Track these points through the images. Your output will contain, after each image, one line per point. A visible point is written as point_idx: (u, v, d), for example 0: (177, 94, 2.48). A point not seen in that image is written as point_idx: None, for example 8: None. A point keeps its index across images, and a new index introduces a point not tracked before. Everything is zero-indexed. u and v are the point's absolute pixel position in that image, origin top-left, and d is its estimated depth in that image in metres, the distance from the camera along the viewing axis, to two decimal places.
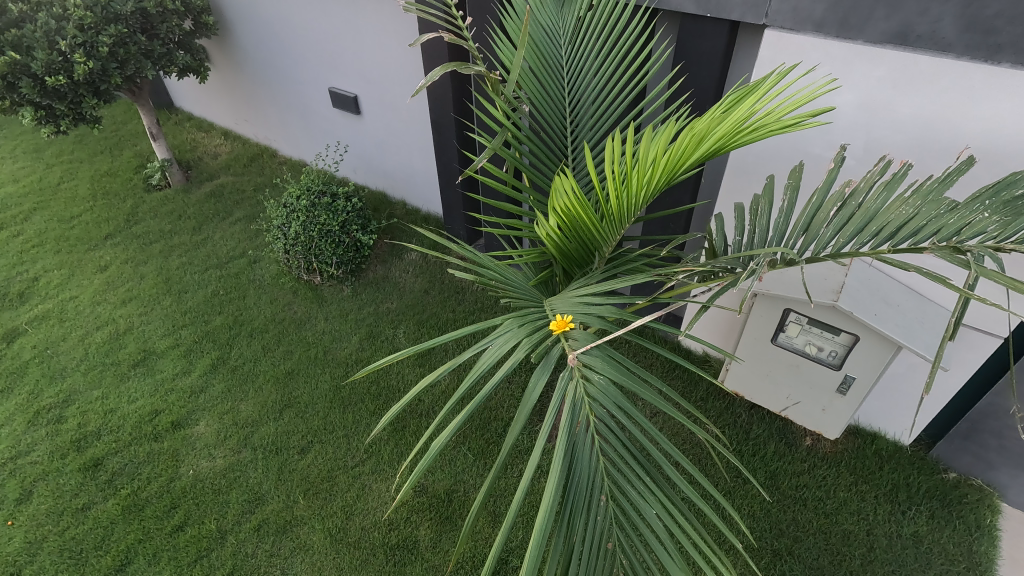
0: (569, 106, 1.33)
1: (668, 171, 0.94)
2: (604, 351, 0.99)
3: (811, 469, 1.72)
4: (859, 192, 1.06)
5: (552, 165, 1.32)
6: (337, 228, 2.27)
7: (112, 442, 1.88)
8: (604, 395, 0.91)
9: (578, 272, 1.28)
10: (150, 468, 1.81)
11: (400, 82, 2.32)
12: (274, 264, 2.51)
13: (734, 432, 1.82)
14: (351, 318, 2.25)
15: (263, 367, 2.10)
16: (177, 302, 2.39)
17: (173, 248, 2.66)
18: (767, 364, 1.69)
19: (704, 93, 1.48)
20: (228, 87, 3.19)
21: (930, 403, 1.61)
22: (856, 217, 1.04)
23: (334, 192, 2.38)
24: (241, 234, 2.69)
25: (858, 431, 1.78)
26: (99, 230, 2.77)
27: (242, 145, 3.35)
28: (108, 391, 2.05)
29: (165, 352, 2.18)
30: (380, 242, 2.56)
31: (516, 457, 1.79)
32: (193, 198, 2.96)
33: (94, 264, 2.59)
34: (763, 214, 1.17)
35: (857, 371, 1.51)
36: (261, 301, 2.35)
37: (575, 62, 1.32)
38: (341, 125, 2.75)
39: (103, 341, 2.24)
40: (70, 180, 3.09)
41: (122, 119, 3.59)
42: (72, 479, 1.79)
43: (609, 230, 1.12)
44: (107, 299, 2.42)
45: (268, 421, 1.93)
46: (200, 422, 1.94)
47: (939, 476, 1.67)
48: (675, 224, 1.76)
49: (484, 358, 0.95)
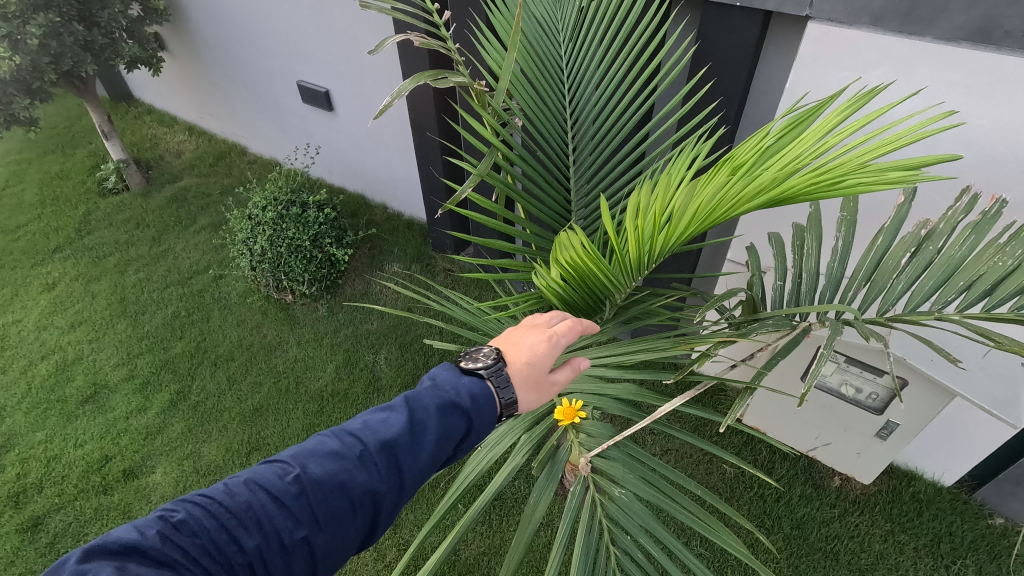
0: (570, 117, 1.09)
1: (706, 222, 0.73)
2: (625, 449, 0.78)
3: (842, 515, 1.54)
4: (939, 235, 0.84)
5: (550, 189, 1.08)
6: (308, 242, 2.03)
7: (54, 496, 1.67)
8: (628, 518, 0.70)
9: (583, 321, 1.05)
10: (98, 528, 1.60)
11: (374, 76, 2.05)
12: (241, 280, 2.27)
13: (755, 472, 1.63)
14: (327, 343, 2.02)
15: (228, 402, 1.88)
16: (132, 326, 2.15)
17: (130, 262, 2.40)
18: (795, 402, 1.50)
19: (731, 96, 1.24)
20: (189, 78, 2.89)
21: (978, 449, 1.41)
22: (935, 267, 0.82)
23: (304, 201, 2.13)
24: (205, 245, 2.44)
25: (893, 470, 1.60)
26: (47, 242, 2.51)
27: (208, 143, 3.07)
28: (53, 433, 1.83)
29: (118, 385, 1.95)
30: (358, 253, 2.31)
31: (513, 506, 1.59)
32: (153, 203, 2.70)
33: (41, 282, 2.34)
34: (812, 253, 0.96)
35: (901, 419, 1.32)
36: (226, 323, 2.12)
37: (576, 69, 1.09)
38: (313, 123, 2.48)
39: (48, 373, 2.01)
40: (17, 185, 2.81)
41: (76, 113, 3.29)
42: (9, 542, 1.58)
43: (622, 281, 0.90)
44: (54, 323, 2.18)
45: (232, 468, 1.71)
46: (156, 469, 1.73)
47: (984, 524, 1.49)
48: (685, 264, 1.51)
49: (473, 466, 0.76)
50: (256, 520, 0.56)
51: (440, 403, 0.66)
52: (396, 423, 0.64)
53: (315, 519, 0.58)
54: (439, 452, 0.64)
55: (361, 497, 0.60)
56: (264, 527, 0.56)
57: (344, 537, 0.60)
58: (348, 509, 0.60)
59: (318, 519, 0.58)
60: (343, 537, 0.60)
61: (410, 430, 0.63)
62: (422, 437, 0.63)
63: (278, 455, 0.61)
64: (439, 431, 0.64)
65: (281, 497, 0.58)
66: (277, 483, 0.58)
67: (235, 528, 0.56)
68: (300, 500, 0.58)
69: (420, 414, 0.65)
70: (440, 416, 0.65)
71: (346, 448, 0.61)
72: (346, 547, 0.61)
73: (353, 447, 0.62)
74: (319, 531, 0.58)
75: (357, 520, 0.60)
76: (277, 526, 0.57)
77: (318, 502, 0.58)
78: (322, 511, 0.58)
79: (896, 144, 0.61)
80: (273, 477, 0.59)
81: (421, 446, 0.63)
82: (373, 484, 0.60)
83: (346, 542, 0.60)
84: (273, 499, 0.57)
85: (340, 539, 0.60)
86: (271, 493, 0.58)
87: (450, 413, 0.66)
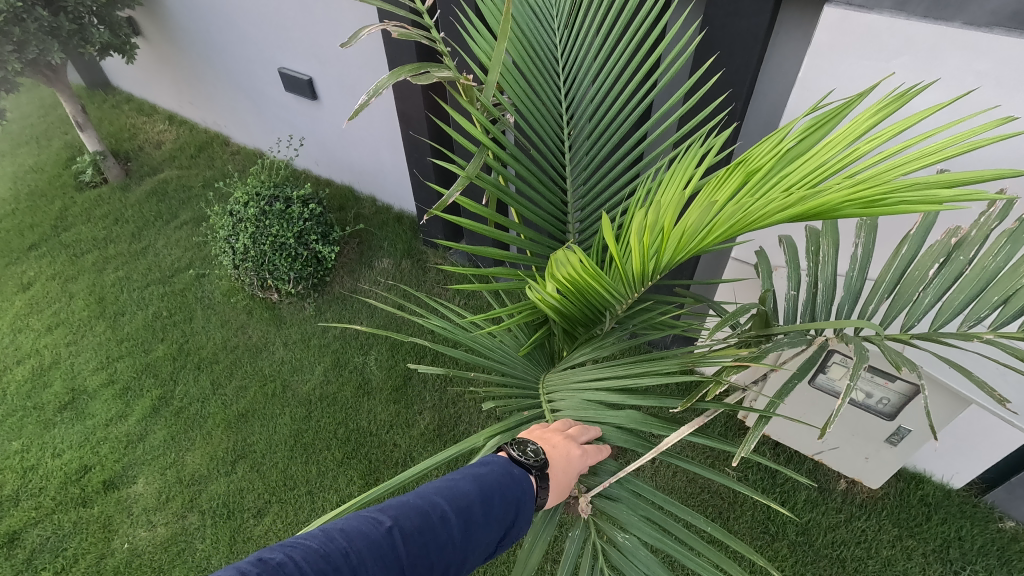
0: (566, 113, 1.01)
1: (719, 236, 0.66)
2: (630, 484, 0.71)
3: (848, 521, 1.49)
4: (970, 242, 0.77)
5: (545, 191, 1.00)
6: (292, 239, 1.94)
7: (31, 509, 1.61)
8: (631, 564, 0.64)
9: (581, 333, 0.97)
10: (78, 543, 1.54)
11: (358, 64, 1.95)
12: (225, 278, 2.18)
13: (759, 477, 1.58)
14: (315, 344, 1.94)
15: (213, 407, 1.81)
16: (112, 327, 2.06)
17: (108, 260, 2.31)
18: (800, 405, 1.45)
19: (740, 87, 1.15)
20: (166, 65, 2.77)
21: (991, 451, 1.36)
22: (967, 279, 0.75)
23: (288, 195, 2.04)
24: (187, 241, 2.35)
25: (901, 473, 1.55)
26: (22, 240, 2.41)
27: (189, 132, 2.95)
28: (30, 443, 1.76)
29: (97, 391, 1.88)
30: (346, 249, 2.23)
31: None
32: (132, 197, 2.59)
33: (16, 282, 2.24)
34: (829, 259, 0.88)
35: (912, 424, 1.27)
36: (210, 324, 2.04)
37: (572, 61, 1.00)
38: (296, 112, 2.38)
39: (24, 379, 1.93)
40: None
41: None
42: None
43: (623, 293, 0.83)
44: (30, 325, 2.09)
45: (217, 477, 1.65)
46: (138, 479, 1.66)
47: (994, 527, 1.45)
48: (684, 271, 1.44)
49: None
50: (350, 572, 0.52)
51: (512, 476, 0.66)
52: (474, 489, 0.63)
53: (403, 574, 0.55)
54: (506, 525, 0.64)
55: (439, 564, 0.58)
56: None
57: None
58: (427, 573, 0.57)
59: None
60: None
61: (485, 500, 0.63)
62: (494, 506, 0.63)
63: (365, 506, 0.58)
64: (509, 504, 0.64)
65: (371, 551, 0.54)
66: (369, 533, 0.55)
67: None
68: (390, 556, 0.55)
69: (494, 484, 0.64)
70: (512, 488, 0.65)
71: (431, 506, 0.59)
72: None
73: (437, 504, 0.60)
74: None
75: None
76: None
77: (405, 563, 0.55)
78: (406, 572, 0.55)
79: (941, 153, 0.53)
80: (366, 526, 0.55)
81: (494, 515, 0.63)
82: (454, 547, 0.59)
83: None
84: (365, 552, 0.54)
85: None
86: (363, 543, 0.54)
87: (521, 485, 0.66)
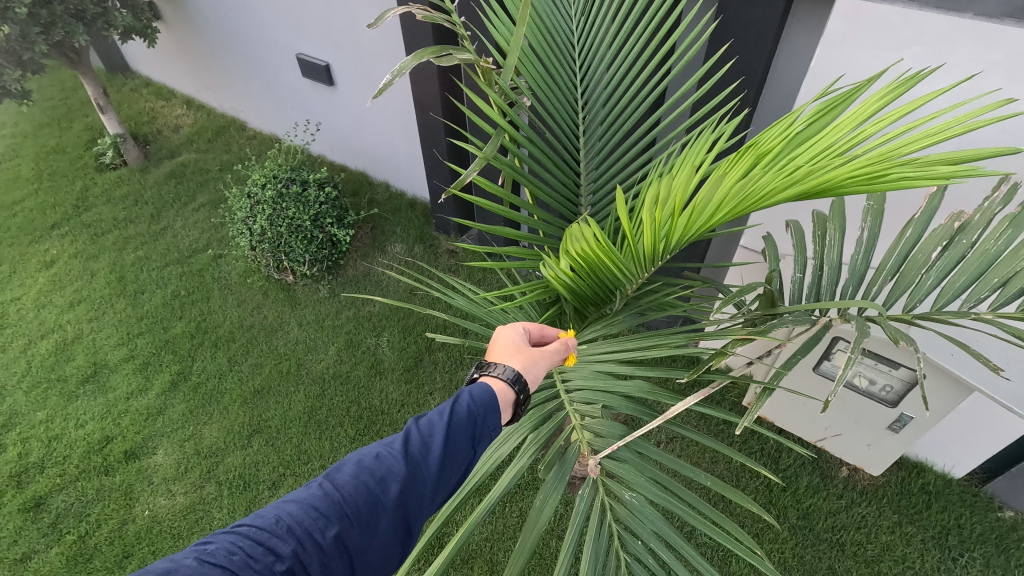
0: (581, 97, 1.04)
1: (728, 214, 0.69)
2: (636, 450, 0.75)
3: (848, 506, 1.51)
4: (973, 228, 0.80)
5: (559, 173, 1.03)
6: (308, 222, 1.98)
7: (56, 476, 1.67)
8: (638, 521, 0.68)
9: (591, 312, 1.01)
10: (100, 509, 1.60)
11: (375, 50, 1.97)
12: (241, 259, 2.23)
13: (761, 463, 1.60)
14: (329, 325, 1.99)
15: (229, 384, 1.86)
16: (132, 305, 2.12)
17: (128, 240, 2.36)
18: (804, 392, 1.48)
19: (753, 75, 1.17)
20: (185, 50, 2.81)
21: (992, 441, 1.38)
22: (970, 262, 0.78)
23: (304, 179, 2.08)
24: (204, 223, 2.40)
25: (902, 462, 1.57)
26: (45, 218, 2.47)
27: (206, 117, 3.00)
28: (54, 413, 1.82)
29: (118, 366, 1.93)
30: (360, 233, 2.27)
31: (516, 493, 1.57)
32: (151, 178, 2.64)
33: (39, 259, 2.30)
34: (835, 245, 0.91)
35: (915, 411, 1.29)
36: (227, 303, 2.09)
37: (588, 47, 1.03)
38: (312, 97, 2.41)
39: (48, 352, 1.99)
40: (13, 159, 2.77)
41: (71, 85, 3.21)
42: (11, 523, 1.59)
43: (635, 273, 0.85)
44: (53, 301, 2.15)
45: (234, 450, 1.70)
46: (157, 451, 1.72)
47: (993, 516, 1.47)
48: (693, 255, 1.46)
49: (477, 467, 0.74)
50: (288, 532, 0.56)
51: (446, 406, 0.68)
52: (409, 431, 0.66)
53: (345, 515, 0.58)
54: (451, 454, 0.66)
55: (384, 496, 0.61)
56: (295, 539, 0.56)
57: (370, 552, 0.59)
58: (375, 513, 0.60)
59: (345, 525, 0.58)
60: (371, 553, 0.60)
61: (421, 437, 0.66)
62: (431, 438, 0.65)
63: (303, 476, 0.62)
64: (447, 433, 0.66)
65: (306, 509, 0.58)
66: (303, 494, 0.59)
67: (270, 543, 0.55)
68: (325, 507, 0.58)
69: (428, 420, 0.67)
70: (447, 417, 0.67)
71: (364, 455, 0.63)
72: (377, 566, 0.61)
73: (369, 453, 0.63)
74: (347, 542, 0.58)
75: (385, 529, 0.60)
76: (304, 536, 0.56)
77: (344, 507, 0.59)
78: (348, 516, 0.58)
79: (944, 134, 0.55)
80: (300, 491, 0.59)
81: (432, 446, 0.65)
82: (395, 482, 0.62)
83: (373, 559, 0.60)
84: (299, 512, 0.57)
85: (369, 553, 0.59)
86: (299, 503, 0.58)
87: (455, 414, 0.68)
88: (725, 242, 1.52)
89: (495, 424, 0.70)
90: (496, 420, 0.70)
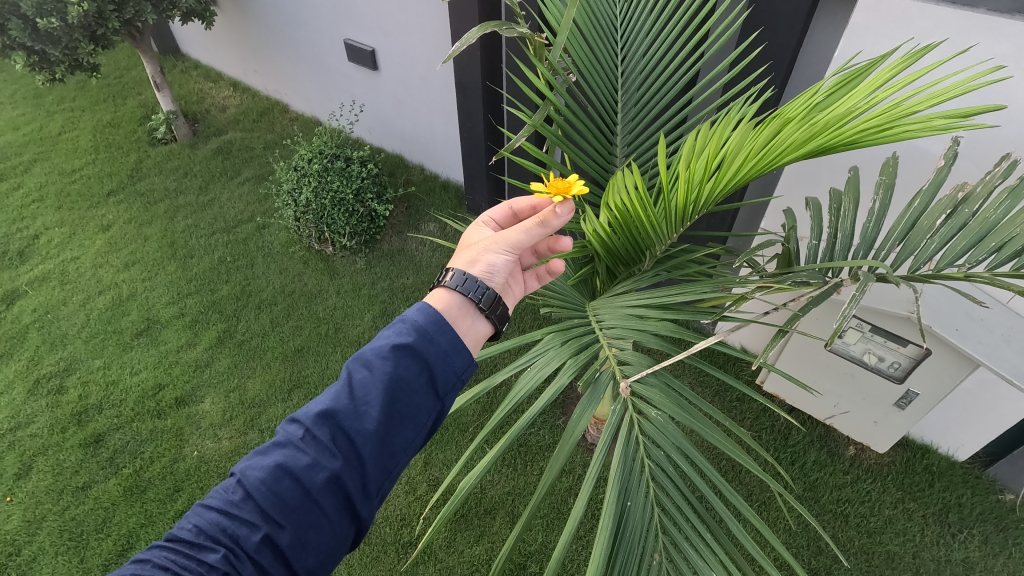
0: (620, 76, 1.14)
1: (753, 167, 0.79)
2: (662, 378, 0.86)
3: (854, 482, 1.58)
4: (975, 198, 0.86)
5: (597, 145, 1.14)
6: (351, 195, 2.11)
7: (113, 417, 1.82)
8: (662, 435, 0.79)
9: (623, 271, 1.11)
10: (153, 447, 1.75)
11: (420, 37, 2.09)
12: (284, 231, 2.36)
13: (771, 438, 1.68)
14: (365, 293, 2.10)
15: (272, 342, 1.98)
16: (182, 268, 2.26)
17: (178, 209, 2.52)
18: (818, 369, 1.55)
19: (779, 64, 1.27)
20: (236, 35, 2.97)
21: (994, 423, 1.44)
22: (970, 228, 0.84)
23: (348, 156, 2.22)
24: (249, 196, 2.54)
25: (908, 443, 1.63)
26: (101, 186, 2.64)
27: (251, 99, 3.15)
28: (111, 361, 1.97)
29: (170, 322, 2.08)
30: (395, 212, 2.38)
31: (538, 453, 1.67)
32: (199, 153, 2.80)
33: (96, 223, 2.46)
34: (848, 215, 0.99)
35: (921, 387, 1.36)
36: (270, 270, 2.22)
37: (630, 27, 1.13)
38: (356, 82, 2.54)
39: (105, 307, 2.14)
40: (73, 131, 2.95)
41: (126, 65, 3.41)
42: (73, 455, 1.75)
43: (665, 234, 0.95)
44: (110, 261, 2.31)
45: (275, 402, 1.82)
46: (205, 399, 1.85)
47: (995, 498, 1.53)
48: (720, 224, 1.58)
49: (521, 384, 0.83)
50: (221, 532, 0.63)
51: (378, 363, 0.70)
52: (340, 400, 0.70)
53: (270, 513, 0.64)
54: (392, 415, 0.70)
55: (312, 481, 0.66)
56: (226, 537, 0.63)
57: (319, 530, 0.66)
58: (310, 495, 0.66)
59: (277, 517, 0.64)
60: (322, 531, 0.66)
61: (354, 405, 0.69)
62: (365, 406, 0.69)
63: (230, 469, 0.68)
64: (385, 395, 0.69)
65: (232, 508, 0.64)
66: (228, 494, 0.66)
67: (203, 543, 0.62)
68: (252, 503, 0.65)
69: (361, 386, 0.70)
70: (383, 378, 0.70)
71: (291, 440, 0.68)
72: (335, 539, 0.67)
73: (296, 436, 0.68)
74: (285, 531, 0.64)
75: (329, 505, 0.66)
76: (237, 533, 0.63)
77: (274, 499, 0.65)
78: (280, 506, 0.64)
79: (943, 97, 0.68)
80: (226, 489, 0.66)
81: (368, 414, 0.69)
82: (326, 463, 0.66)
83: (325, 537, 0.66)
84: (227, 510, 0.64)
85: (316, 534, 0.66)
86: (225, 502, 0.65)
87: (394, 372, 0.70)
88: (749, 214, 1.65)
89: (461, 365, 0.74)
90: (461, 361, 0.74)
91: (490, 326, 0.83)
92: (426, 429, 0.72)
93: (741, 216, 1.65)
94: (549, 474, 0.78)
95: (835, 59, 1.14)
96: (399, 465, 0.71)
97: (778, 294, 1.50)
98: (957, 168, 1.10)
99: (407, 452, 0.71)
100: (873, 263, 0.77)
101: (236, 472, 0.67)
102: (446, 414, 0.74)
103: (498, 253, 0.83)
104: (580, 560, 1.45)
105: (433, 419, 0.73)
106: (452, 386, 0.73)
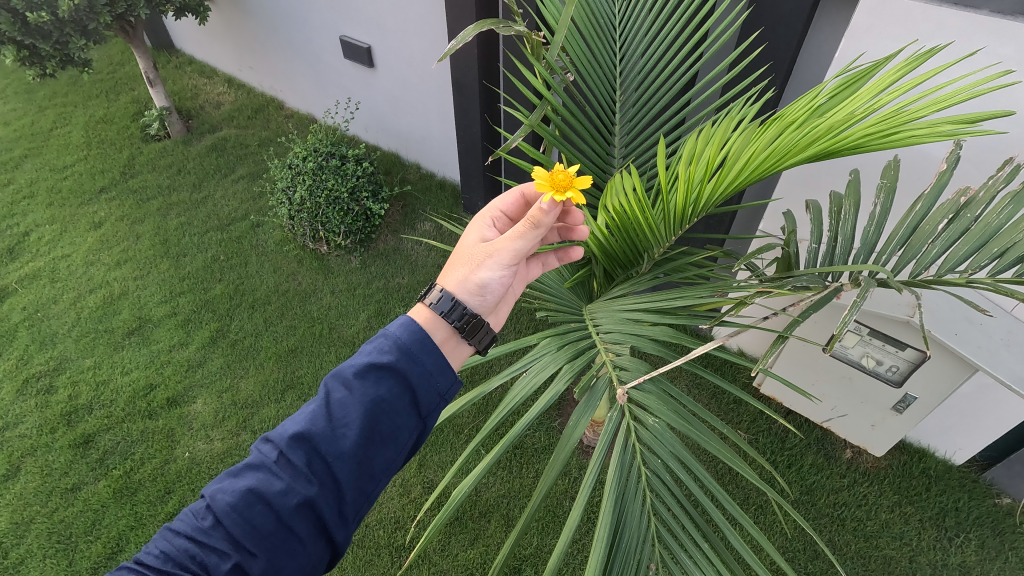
0: (618, 76, 1.12)
1: (755, 170, 0.77)
2: (660, 384, 0.84)
3: (851, 485, 1.57)
4: (977, 203, 0.85)
5: (595, 146, 1.12)
6: (345, 194, 2.09)
7: (103, 418, 1.80)
8: (659, 443, 0.78)
9: (619, 274, 1.09)
10: (144, 448, 1.73)
11: (416, 33, 2.07)
12: (278, 229, 2.34)
13: (768, 441, 1.67)
14: (359, 293, 2.08)
15: (265, 342, 1.96)
16: (174, 266, 2.23)
17: (171, 206, 2.48)
18: (815, 372, 1.54)
19: (780, 65, 1.25)
20: (231, 30, 2.94)
21: (992, 426, 1.43)
22: (972, 234, 0.82)
23: (344, 154, 2.20)
24: (244, 194, 2.51)
25: (904, 447, 1.63)
26: (93, 182, 2.61)
27: (246, 95, 3.12)
28: (101, 360, 1.95)
29: (161, 321, 2.05)
30: (391, 211, 2.36)
31: (534, 455, 1.66)
32: (193, 150, 2.77)
33: (88, 220, 2.43)
34: (849, 218, 0.97)
35: (920, 391, 1.34)
36: (264, 269, 2.20)
37: (628, 26, 1.12)
38: (352, 79, 2.52)
39: (96, 306, 2.11)
40: (64, 126, 2.92)
41: (119, 60, 3.38)
42: (63, 456, 1.72)
43: (664, 236, 0.93)
44: (101, 259, 2.28)
45: (268, 403, 1.80)
46: (197, 400, 1.83)
47: (991, 502, 1.52)
48: (718, 226, 1.56)
49: (515, 391, 0.82)
50: (190, 558, 0.62)
51: (358, 383, 0.69)
52: (316, 420, 0.68)
53: (239, 540, 0.62)
54: (372, 437, 0.68)
55: (284, 506, 0.64)
56: (195, 564, 0.62)
57: (292, 557, 0.65)
58: (283, 521, 0.64)
59: (247, 545, 0.62)
60: (296, 557, 0.65)
61: (331, 426, 0.68)
62: (343, 428, 0.67)
63: (201, 490, 0.66)
64: (365, 417, 0.68)
65: (202, 535, 0.63)
66: (198, 519, 0.64)
67: (171, 570, 0.61)
68: (222, 530, 0.63)
69: (339, 406, 0.68)
70: (362, 400, 0.68)
71: (265, 463, 0.67)
72: (308, 564, 0.66)
73: (270, 458, 0.67)
74: (257, 559, 0.63)
75: (303, 531, 0.65)
76: (206, 560, 0.62)
77: (245, 526, 0.63)
78: (252, 534, 0.63)
79: (948, 102, 0.67)
80: (195, 513, 0.65)
81: (346, 437, 0.67)
82: (300, 489, 0.65)
83: (299, 563, 0.65)
84: (195, 537, 0.63)
85: (289, 561, 0.64)
86: (194, 528, 0.63)
87: (374, 393, 0.68)
88: (748, 216, 1.64)
89: (445, 384, 0.72)
90: (446, 381, 0.72)
91: (473, 348, 0.81)
92: (407, 450, 0.71)
93: (739, 218, 1.64)
94: (544, 481, 0.77)
95: (837, 60, 1.12)
96: (378, 486, 0.69)
97: (777, 298, 1.49)
98: (958, 171, 1.09)
99: (387, 473, 0.70)
100: (873, 268, 0.75)
101: (206, 496, 0.65)
102: (429, 433, 0.73)
103: (490, 270, 0.80)
104: (576, 563, 1.44)
105: (415, 438, 0.72)
106: (435, 406, 0.72)
